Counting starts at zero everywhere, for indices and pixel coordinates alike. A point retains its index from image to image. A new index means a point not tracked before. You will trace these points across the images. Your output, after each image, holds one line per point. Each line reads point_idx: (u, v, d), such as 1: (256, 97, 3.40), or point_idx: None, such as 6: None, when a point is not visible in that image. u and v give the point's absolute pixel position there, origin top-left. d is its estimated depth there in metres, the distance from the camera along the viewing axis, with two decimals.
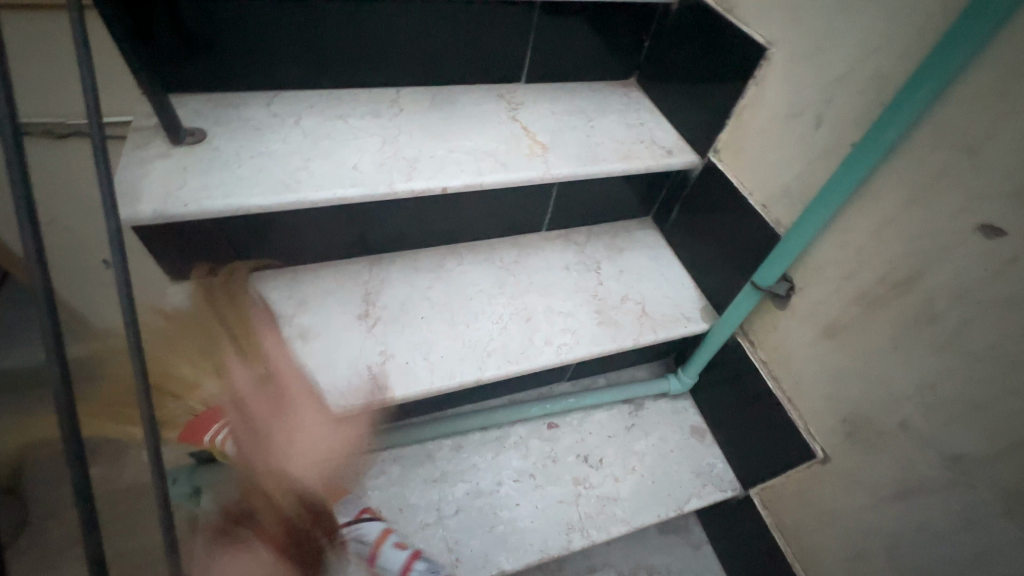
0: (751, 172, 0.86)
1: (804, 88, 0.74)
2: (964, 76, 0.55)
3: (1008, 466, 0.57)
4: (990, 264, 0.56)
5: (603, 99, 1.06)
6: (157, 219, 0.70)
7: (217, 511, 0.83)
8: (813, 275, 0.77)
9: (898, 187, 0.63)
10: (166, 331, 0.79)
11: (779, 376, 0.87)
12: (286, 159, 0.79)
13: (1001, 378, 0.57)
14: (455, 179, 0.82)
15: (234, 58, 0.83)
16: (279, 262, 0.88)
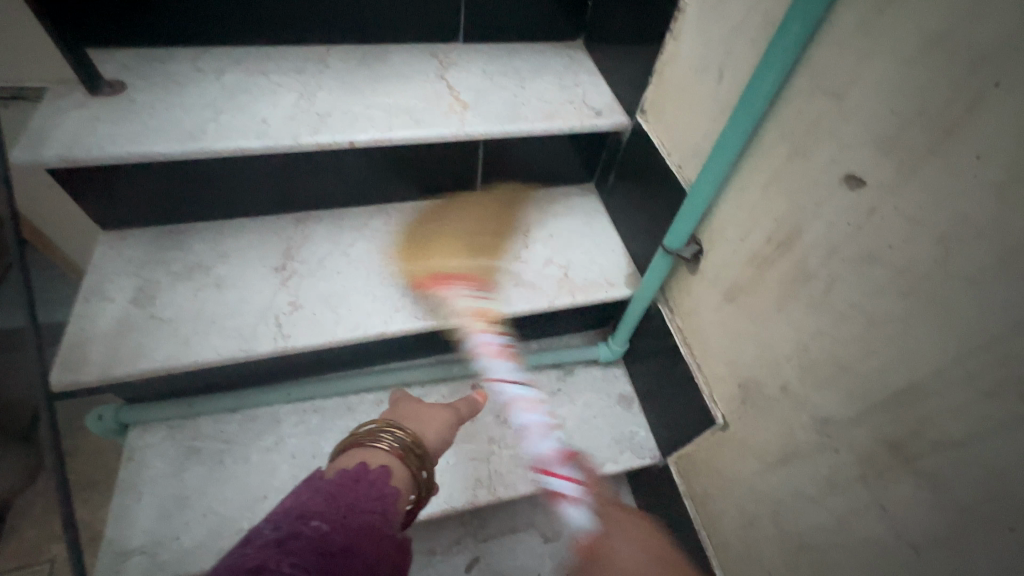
0: (668, 132, 0.83)
1: (709, 40, 0.71)
2: (833, 16, 0.52)
3: (863, 428, 0.56)
4: (853, 216, 0.53)
5: (543, 59, 1.03)
6: (62, 164, 0.73)
7: (140, 447, 0.88)
8: (716, 237, 0.75)
9: (780, 141, 0.61)
10: (88, 275, 0.84)
11: (690, 343, 0.86)
12: (199, 110, 0.81)
13: (859, 338, 0.55)
14: (364, 133, 0.83)
15: (153, 12, 0.84)
16: (202, 214, 0.90)
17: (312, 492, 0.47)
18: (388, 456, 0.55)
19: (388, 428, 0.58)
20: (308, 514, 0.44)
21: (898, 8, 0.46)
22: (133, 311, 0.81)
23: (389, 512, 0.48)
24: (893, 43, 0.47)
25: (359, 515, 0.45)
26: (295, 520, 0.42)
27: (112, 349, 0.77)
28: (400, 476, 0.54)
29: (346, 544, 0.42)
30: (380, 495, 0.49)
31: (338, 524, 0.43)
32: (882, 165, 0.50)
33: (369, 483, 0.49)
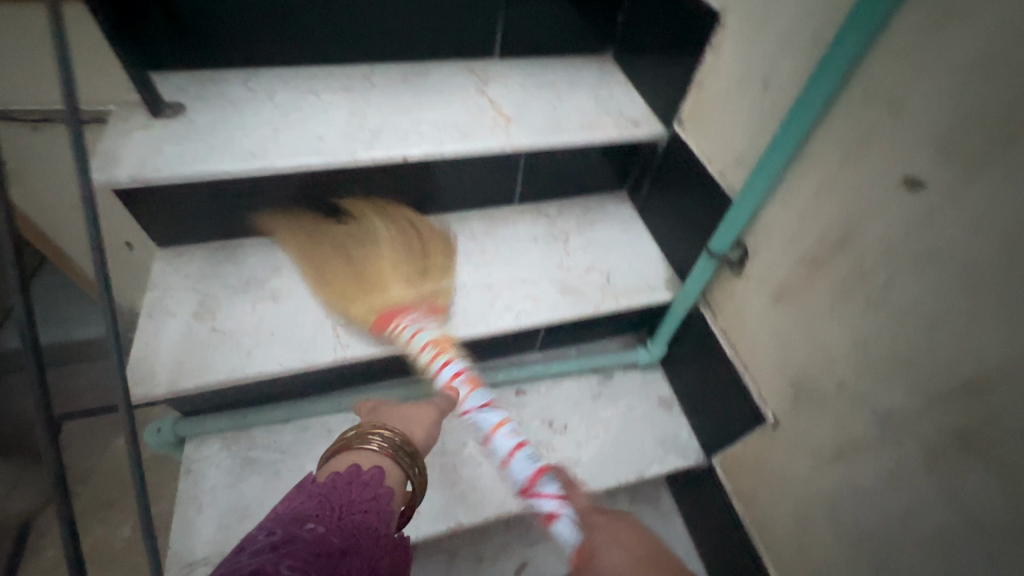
0: (707, 141, 0.87)
1: (752, 52, 0.74)
2: (888, 30, 0.55)
3: (926, 420, 0.58)
4: (911, 217, 0.56)
5: (576, 72, 1.07)
6: (134, 183, 0.76)
7: (197, 459, 0.90)
8: (762, 240, 0.77)
9: (831, 148, 0.64)
10: (148, 291, 0.86)
11: (735, 344, 0.88)
12: (256, 130, 0.84)
13: (920, 334, 0.57)
14: (416, 148, 0.86)
15: (209, 36, 0.87)
16: (255, 230, 0.93)
17: (308, 495, 0.47)
18: (379, 456, 0.55)
19: (375, 429, 0.58)
20: (304, 518, 0.43)
21: (955, 24, 0.49)
22: (194, 324, 0.83)
23: (383, 512, 0.49)
24: (950, 54, 0.50)
25: (355, 513, 0.46)
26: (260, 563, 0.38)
27: (178, 362, 0.79)
28: (390, 471, 0.55)
29: (344, 547, 0.43)
30: (375, 494, 0.49)
31: (333, 522, 0.44)
32: (941, 167, 0.53)
33: (364, 483, 0.50)
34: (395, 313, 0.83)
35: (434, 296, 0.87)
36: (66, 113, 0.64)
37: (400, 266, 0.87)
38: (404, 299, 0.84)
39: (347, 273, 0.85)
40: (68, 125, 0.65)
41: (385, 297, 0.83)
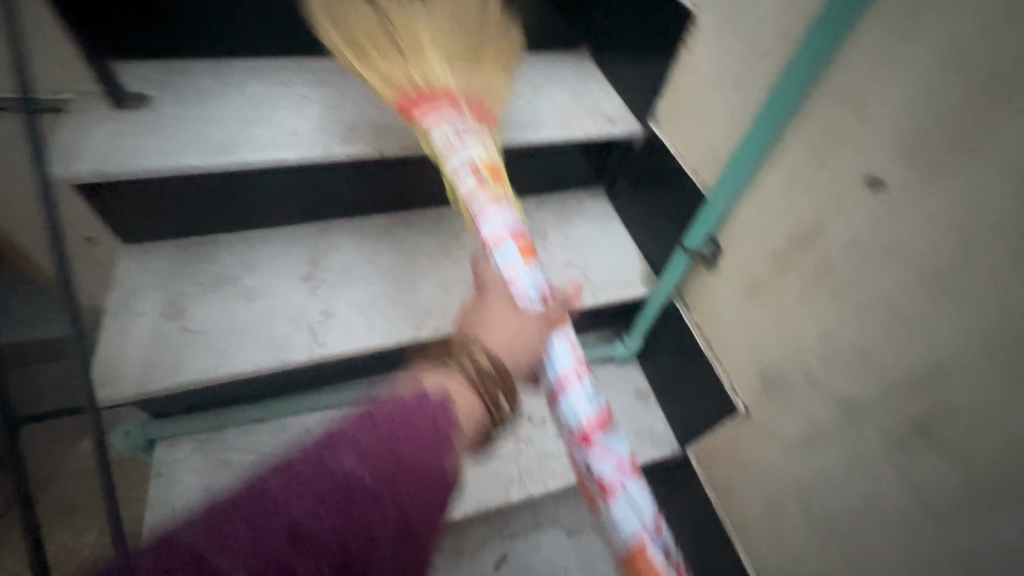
0: (682, 139, 0.88)
1: (725, 53, 0.76)
2: (853, 33, 0.57)
3: (887, 408, 0.61)
4: (873, 215, 0.59)
5: (553, 68, 1.07)
6: (95, 178, 0.73)
7: (168, 462, 0.87)
8: (734, 237, 0.80)
9: (799, 148, 0.66)
10: (113, 290, 0.83)
11: (708, 338, 0.91)
12: (226, 123, 0.82)
13: (882, 326, 0.60)
14: (393, 143, 0.86)
15: (172, 24, 0.84)
16: (225, 226, 0.90)
17: (370, 415, 0.46)
18: (456, 393, 0.51)
19: None
20: (340, 443, 0.44)
21: (914, 28, 0.51)
22: (163, 323, 0.81)
23: (439, 456, 0.47)
24: (910, 59, 0.52)
25: (404, 451, 0.45)
26: (280, 486, 0.40)
27: (147, 363, 0.77)
28: (464, 408, 0.51)
29: (373, 489, 0.42)
30: (435, 433, 0.47)
31: (341, 480, 0.42)
32: (902, 167, 0.55)
33: (431, 419, 0.48)
34: (425, 99, 0.89)
35: (472, 97, 0.91)
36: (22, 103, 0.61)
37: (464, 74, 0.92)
38: (452, 81, 0.92)
39: (379, 34, 0.90)
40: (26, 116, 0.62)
41: (416, 75, 0.90)
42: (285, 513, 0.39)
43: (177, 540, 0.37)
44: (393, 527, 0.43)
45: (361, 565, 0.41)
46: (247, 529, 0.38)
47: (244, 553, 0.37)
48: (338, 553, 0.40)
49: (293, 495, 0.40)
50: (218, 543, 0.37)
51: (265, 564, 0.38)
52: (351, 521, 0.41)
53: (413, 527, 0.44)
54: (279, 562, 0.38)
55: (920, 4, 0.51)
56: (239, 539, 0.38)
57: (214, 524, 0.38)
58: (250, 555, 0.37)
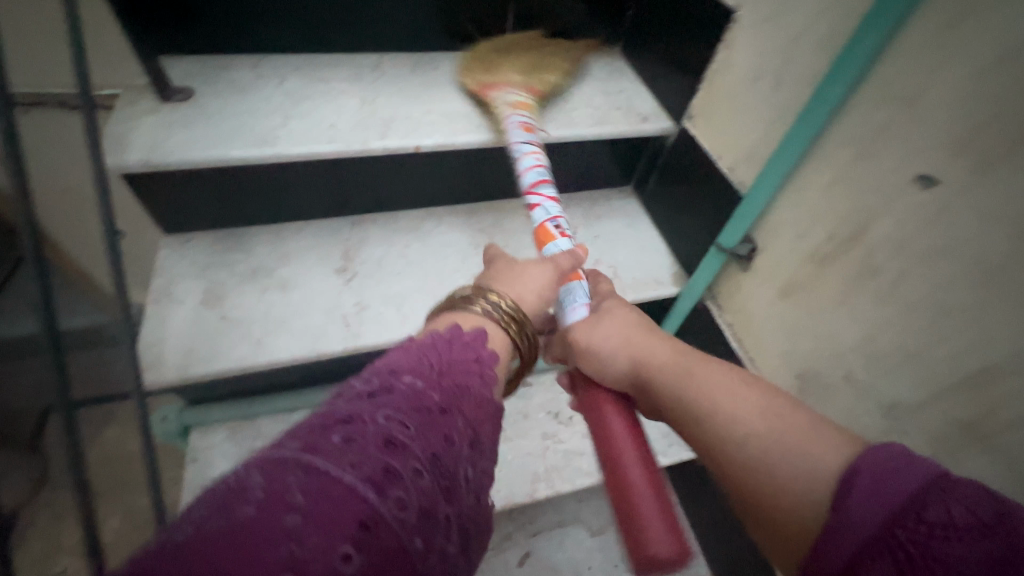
0: (718, 137, 0.87)
1: (766, 50, 0.75)
2: (904, 29, 0.56)
3: (933, 412, 0.60)
4: (923, 214, 0.58)
5: (585, 66, 1.07)
6: (143, 168, 0.75)
7: (202, 448, 0.89)
8: (771, 236, 0.79)
9: (844, 146, 0.65)
10: (155, 278, 0.85)
11: (741, 339, 0.90)
12: (267, 117, 0.83)
13: (929, 327, 0.59)
14: (429, 138, 0.86)
15: (217, 20, 0.86)
16: (263, 218, 0.92)
17: (415, 348, 0.44)
18: (483, 319, 0.51)
19: (483, 292, 0.54)
20: (402, 370, 0.40)
21: (971, 23, 0.50)
22: (201, 312, 0.83)
23: (486, 376, 0.45)
24: (966, 55, 0.51)
25: (454, 378, 0.42)
26: (360, 408, 0.36)
27: (187, 350, 0.79)
28: (496, 340, 0.51)
29: (445, 404, 0.39)
30: (478, 356, 0.46)
31: (407, 410, 0.37)
32: (955, 165, 0.54)
33: (468, 343, 0.46)
34: None
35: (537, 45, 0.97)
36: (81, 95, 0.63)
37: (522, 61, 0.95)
38: None
39: None
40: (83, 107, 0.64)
41: None
42: (376, 424, 0.35)
43: (277, 477, 0.30)
44: (467, 439, 0.40)
45: (452, 481, 0.37)
46: (342, 440, 0.33)
47: (352, 463, 0.32)
48: (432, 465, 0.36)
49: (379, 412, 0.36)
50: (333, 464, 0.31)
51: (374, 469, 0.32)
52: (437, 431, 0.38)
53: (479, 447, 0.42)
54: (387, 465, 0.33)
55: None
56: (340, 449, 0.32)
57: (311, 446, 0.32)
58: (359, 463, 0.32)
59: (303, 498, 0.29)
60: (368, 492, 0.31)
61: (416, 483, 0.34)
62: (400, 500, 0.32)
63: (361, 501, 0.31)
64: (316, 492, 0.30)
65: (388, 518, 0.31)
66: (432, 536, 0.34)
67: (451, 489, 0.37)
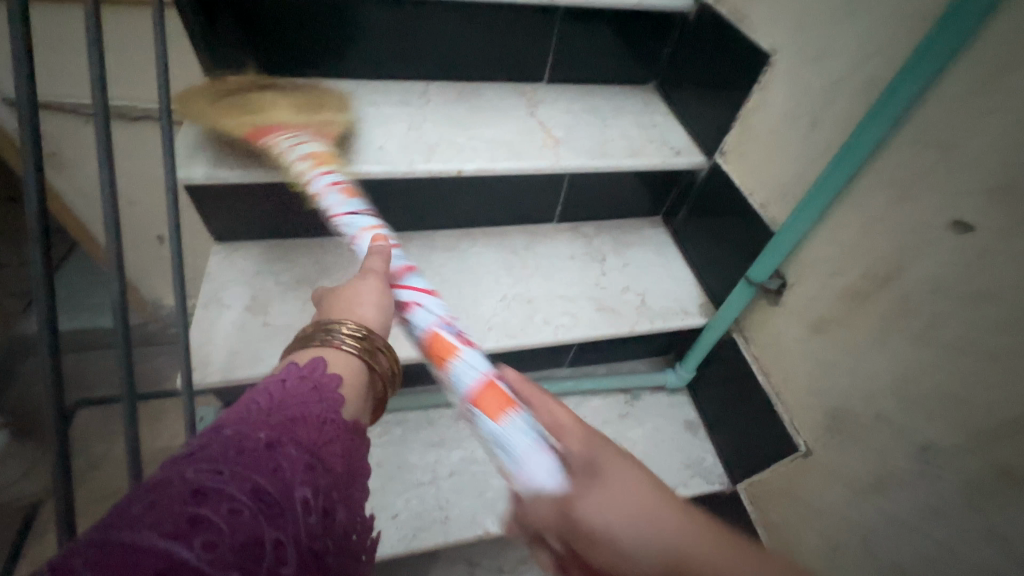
0: (751, 174, 0.90)
1: (803, 93, 0.78)
2: (942, 79, 0.58)
3: (970, 456, 0.60)
4: (962, 257, 0.58)
5: (621, 99, 1.10)
6: (207, 180, 0.81)
7: None
8: (803, 272, 0.80)
9: (880, 189, 0.67)
10: (206, 283, 0.89)
11: (768, 372, 0.90)
12: (320, 137, 0.89)
13: (966, 370, 0.59)
14: (470, 163, 0.91)
15: (280, 46, 0.92)
16: (310, 231, 0.97)
17: (244, 400, 0.41)
18: (326, 348, 0.51)
19: (327, 326, 0.53)
20: (224, 424, 0.38)
21: (1009, 77, 0.52)
22: (247, 317, 0.87)
23: (329, 399, 0.44)
24: (1007, 106, 0.53)
25: (287, 416, 0.40)
26: (166, 472, 0.32)
27: (231, 352, 0.83)
28: (342, 360, 0.51)
29: (271, 438, 0.37)
30: (317, 384, 0.45)
31: (221, 458, 0.34)
32: (994, 211, 0.55)
33: (306, 374, 0.45)
34: None
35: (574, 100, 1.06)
36: (163, 111, 0.69)
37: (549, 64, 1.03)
38: None
39: None
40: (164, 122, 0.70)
41: None
42: (183, 479, 0.31)
43: (55, 569, 0.26)
44: (305, 463, 0.37)
45: (286, 505, 0.34)
46: (144, 508, 0.29)
47: (149, 524, 0.28)
48: (254, 497, 0.32)
49: (188, 468, 0.32)
50: (128, 533, 0.28)
51: (176, 521, 0.29)
52: (263, 466, 0.35)
53: (327, 468, 0.39)
54: (193, 514, 0.29)
55: (1013, 54, 0.52)
56: (139, 516, 0.29)
57: (106, 527, 0.28)
58: (155, 523, 0.28)
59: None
60: (170, 547, 0.27)
61: (233, 520, 0.30)
62: (212, 541, 0.29)
63: (162, 557, 0.27)
64: (107, 567, 0.26)
65: (194, 563, 0.28)
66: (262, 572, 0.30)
67: (287, 513, 0.33)
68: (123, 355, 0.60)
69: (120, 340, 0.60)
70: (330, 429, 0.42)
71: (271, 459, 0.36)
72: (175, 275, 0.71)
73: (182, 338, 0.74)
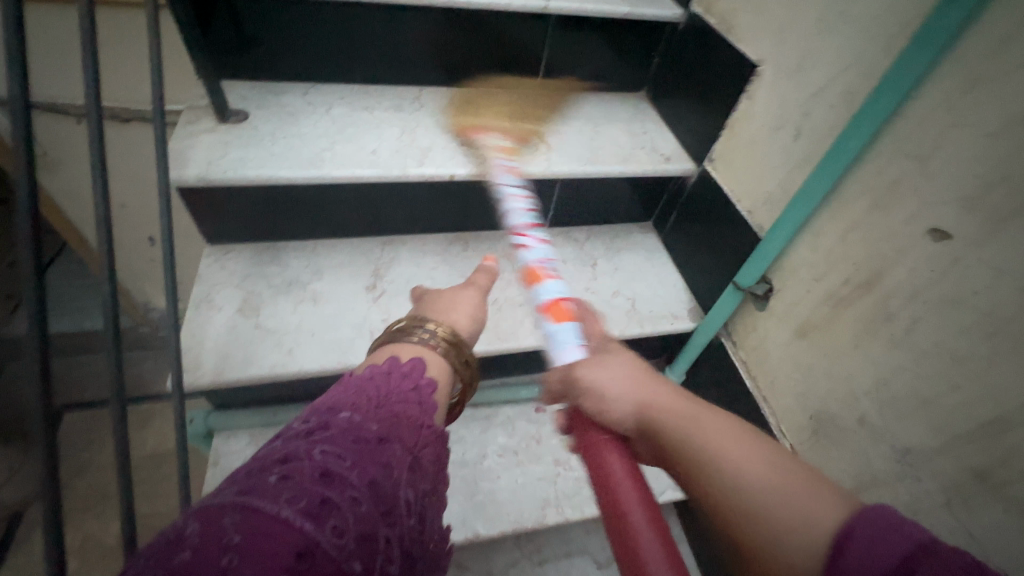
0: (738, 181, 0.91)
1: (787, 102, 0.80)
2: (918, 92, 0.60)
3: (947, 459, 0.61)
4: (937, 264, 0.60)
5: (613, 106, 1.12)
6: (199, 182, 0.81)
7: (225, 453, 0.91)
8: (787, 278, 0.81)
9: (860, 197, 0.68)
10: (197, 285, 0.90)
11: (755, 377, 0.91)
12: (313, 140, 0.89)
13: (941, 375, 0.61)
14: (462, 168, 0.92)
15: (274, 50, 0.93)
16: (302, 234, 0.97)
17: (352, 386, 0.45)
18: (420, 348, 0.54)
19: (419, 324, 0.58)
20: (339, 408, 0.42)
21: (981, 90, 0.54)
22: (238, 319, 0.87)
23: (425, 403, 0.48)
24: (979, 118, 0.55)
25: (389, 412, 0.44)
26: (296, 447, 0.37)
27: (222, 354, 0.83)
28: (434, 364, 0.54)
29: (382, 434, 0.41)
30: (416, 387, 0.48)
31: (343, 446, 0.38)
32: (967, 220, 0.57)
33: (408, 374, 0.49)
34: None
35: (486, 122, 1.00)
36: (155, 114, 0.69)
37: (502, 112, 1.01)
38: None
39: None
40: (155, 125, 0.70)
41: None
42: (313, 458, 0.36)
43: (213, 520, 0.30)
44: (408, 465, 0.41)
45: (392, 504, 0.38)
46: (279, 479, 0.34)
47: (288, 498, 0.32)
48: (369, 490, 0.36)
49: (316, 447, 0.36)
50: (269, 501, 0.32)
51: (309, 500, 0.33)
52: (376, 461, 0.38)
53: (421, 471, 0.43)
54: (323, 496, 0.34)
55: (984, 69, 0.54)
56: (276, 487, 0.33)
57: (248, 490, 0.33)
58: (294, 498, 0.32)
59: (240, 537, 0.30)
60: (305, 524, 0.32)
61: (353, 509, 0.34)
62: (338, 525, 0.33)
63: (300, 532, 0.31)
64: (255, 529, 0.30)
65: (324, 545, 0.32)
66: (373, 559, 0.35)
67: (392, 511, 0.37)
68: (113, 356, 0.60)
69: (110, 342, 0.60)
70: (425, 432, 0.45)
71: (382, 454, 0.39)
72: (165, 276, 0.72)
73: (171, 339, 0.74)
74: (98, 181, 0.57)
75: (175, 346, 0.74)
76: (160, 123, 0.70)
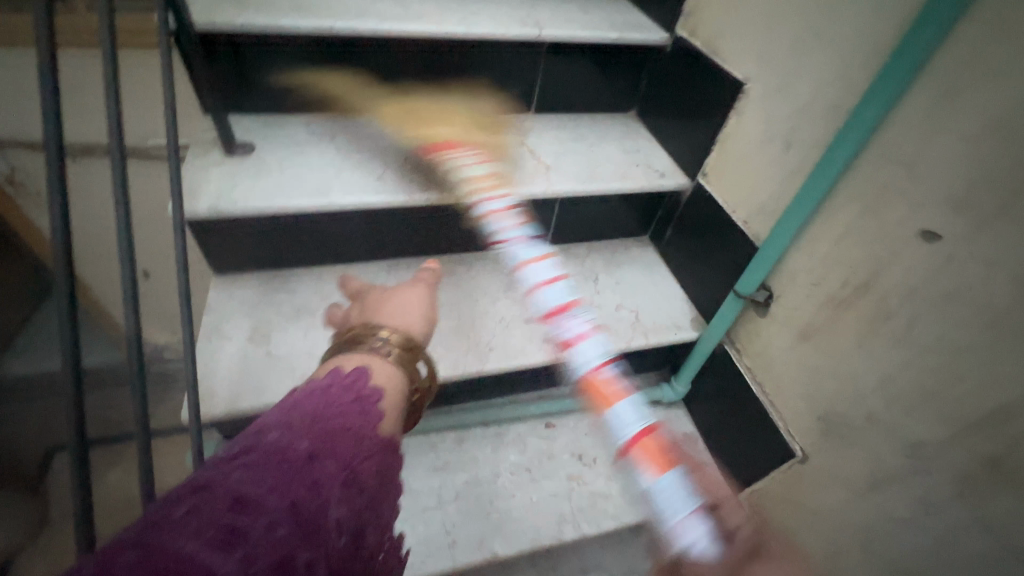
0: (734, 193, 0.95)
1: (775, 117, 0.84)
2: (902, 101, 0.64)
3: (956, 449, 0.63)
4: (932, 263, 0.63)
5: (605, 126, 1.16)
6: (210, 215, 0.83)
7: None
8: (786, 283, 0.84)
9: (851, 203, 0.72)
10: (207, 315, 0.90)
11: (761, 381, 0.93)
12: (320, 169, 0.92)
13: (944, 369, 0.63)
14: (466, 190, 0.94)
15: (277, 85, 0.96)
16: (309, 260, 0.99)
17: (290, 403, 0.44)
18: (366, 357, 0.53)
19: (371, 331, 0.56)
20: (269, 429, 0.41)
21: (959, 100, 0.58)
22: (251, 348, 0.87)
23: (368, 412, 0.46)
24: (959, 126, 0.58)
25: (326, 425, 0.42)
26: (214, 475, 0.35)
27: (236, 383, 0.83)
28: (384, 372, 0.52)
29: (313, 450, 0.39)
30: (357, 397, 0.46)
31: (259, 471, 0.36)
32: (956, 220, 0.60)
33: (348, 385, 0.47)
34: None
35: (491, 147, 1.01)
36: (172, 150, 0.71)
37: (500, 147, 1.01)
38: None
39: None
40: (172, 161, 0.72)
41: None
42: (228, 486, 0.34)
43: (108, 560, 0.29)
44: (342, 481, 0.39)
45: (319, 527, 0.36)
46: (185, 511, 0.32)
47: (190, 531, 0.31)
48: (290, 513, 0.35)
49: (233, 475, 0.35)
50: (169, 534, 0.31)
51: (213, 533, 0.31)
52: (302, 481, 0.37)
53: (362, 486, 0.41)
54: (231, 525, 0.32)
55: (963, 79, 0.58)
56: (182, 521, 0.32)
57: (152, 524, 0.32)
58: (198, 530, 0.31)
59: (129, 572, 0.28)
60: (207, 555, 0.30)
61: (266, 536, 0.33)
62: (245, 555, 0.31)
63: (201, 566, 0.30)
64: (152, 565, 0.29)
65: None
66: None
67: (317, 533, 0.35)
68: (140, 390, 0.61)
69: (137, 376, 0.60)
70: (363, 444, 0.43)
71: (308, 476, 0.37)
72: (184, 309, 0.72)
73: (190, 370, 0.74)
74: (122, 215, 0.58)
75: (193, 377, 0.74)
76: (176, 158, 0.72)
